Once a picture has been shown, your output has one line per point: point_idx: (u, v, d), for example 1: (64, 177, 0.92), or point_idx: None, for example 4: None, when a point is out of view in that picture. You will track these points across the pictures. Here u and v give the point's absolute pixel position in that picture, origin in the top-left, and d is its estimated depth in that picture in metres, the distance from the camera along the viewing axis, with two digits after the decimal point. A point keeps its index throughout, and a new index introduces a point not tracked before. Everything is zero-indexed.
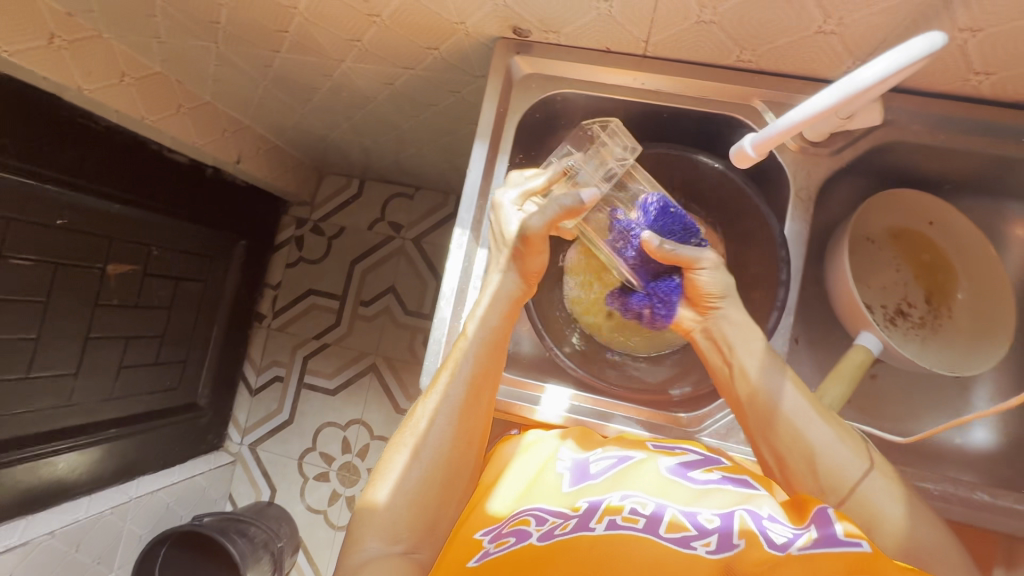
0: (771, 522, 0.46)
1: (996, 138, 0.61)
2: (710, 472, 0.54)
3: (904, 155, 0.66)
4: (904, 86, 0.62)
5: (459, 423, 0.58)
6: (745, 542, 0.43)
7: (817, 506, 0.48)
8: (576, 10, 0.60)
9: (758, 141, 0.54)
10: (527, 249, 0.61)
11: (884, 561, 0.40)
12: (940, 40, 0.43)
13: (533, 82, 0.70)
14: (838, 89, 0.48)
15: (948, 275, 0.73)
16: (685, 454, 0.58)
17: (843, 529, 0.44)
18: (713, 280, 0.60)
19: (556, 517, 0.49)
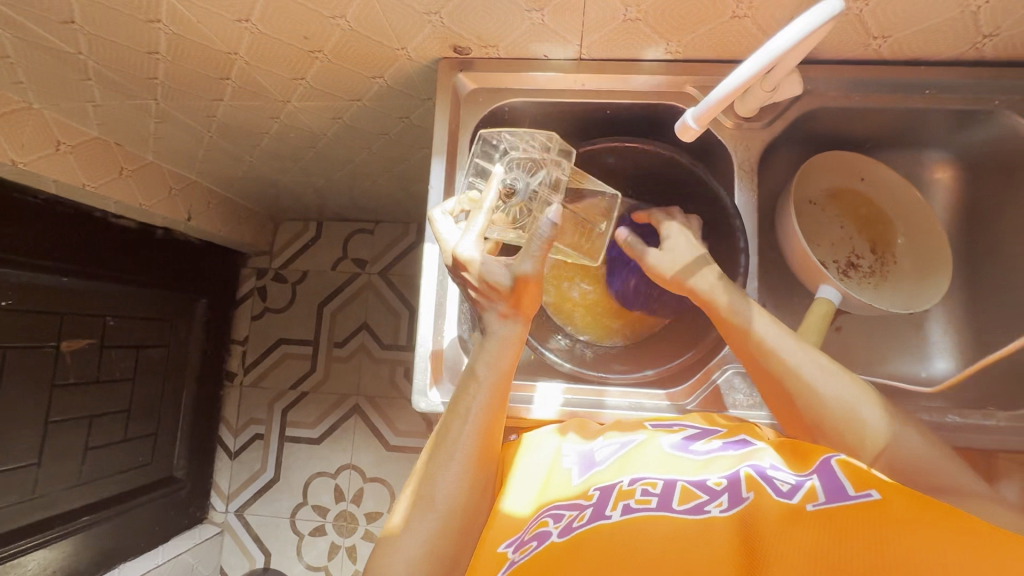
0: (774, 471, 0.49)
1: (903, 94, 0.68)
2: (710, 443, 0.55)
3: (827, 119, 0.72)
4: (817, 57, 0.67)
5: (472, 472, 0.56)
6: (755, 493, 0.45)
7: (822, 456, 0.49)
8: (511, 23, 0.63)
9: (697, 112, 0.57)
10: (524, 296, 0.59)
11: (892, 510, 0.41)
12: (839, 3, 0.48)
13: (480, 95, 0.73)
14: (756, 59, 0.52)
15: (887, 224, 0.79)
16: (684, 430, 0.59)
17: (852, 486, 0.44)
18: (661, 261, 0.64)
19: (572, 510, 0.49)
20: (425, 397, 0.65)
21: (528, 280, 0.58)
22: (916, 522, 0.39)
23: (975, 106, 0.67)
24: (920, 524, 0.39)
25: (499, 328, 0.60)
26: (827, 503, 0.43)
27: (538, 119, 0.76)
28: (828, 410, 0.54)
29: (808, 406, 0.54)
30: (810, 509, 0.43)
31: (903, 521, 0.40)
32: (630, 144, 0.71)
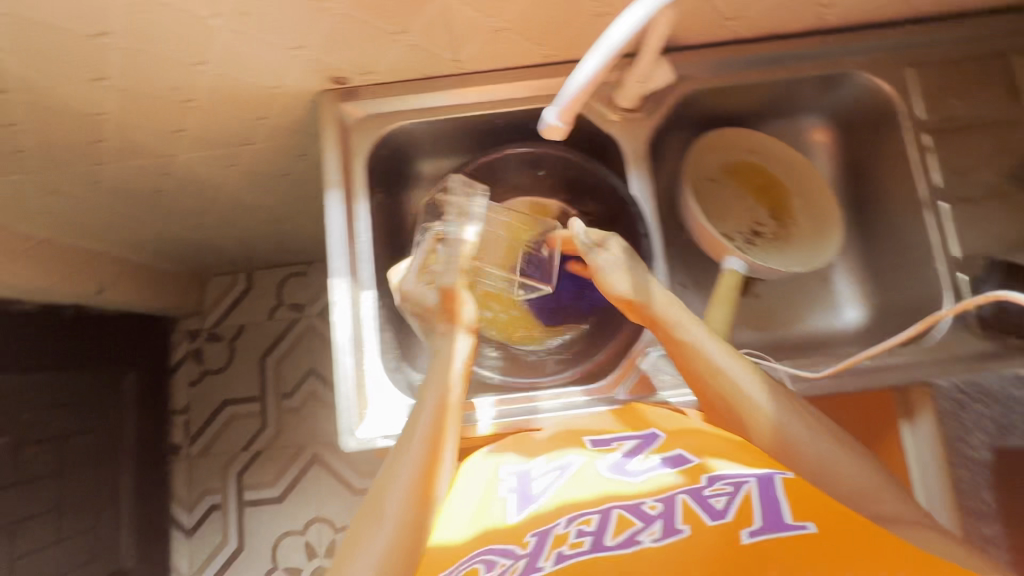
0: (711, 491, 0.49)
1: (768, 67, 0.72)
2: (648, 461, 0.55)
3: (707, 100, 0.75)
4: (685, 43, 0.70)
5: (426, 491, 0.52)
6: (690, 527, 0.46)
7: (765, 476, 0.51)
8: (380, 48, 0.63)
9: (557, 110, 0.52)
10: (450, 305, 0.60)
11: (825, 542, 0.42)
12: None
13: (368, 123, 0.71)
14: (603, 49, 0.47)
15: (781, 189, 0.83)
16: (622, 445, 0.57)
17: (789, 513, 0.46)
18: (607, 257, 0.60)
19: (505, 558, 0.48)
20: (354, 435, 0.62)
21: (450, 291, 0.59)
22: (843, 557, 0.41)
23: (833, 69, 0.72)
24: (847, 554, 0.41)
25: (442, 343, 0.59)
26: (762, 531, 0.45)
27: (432, 138, 0.76)
28: (741, 402, 0.55)
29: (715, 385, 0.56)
30: (744, 540, 0.44)
31: (831, 558, 0.41)
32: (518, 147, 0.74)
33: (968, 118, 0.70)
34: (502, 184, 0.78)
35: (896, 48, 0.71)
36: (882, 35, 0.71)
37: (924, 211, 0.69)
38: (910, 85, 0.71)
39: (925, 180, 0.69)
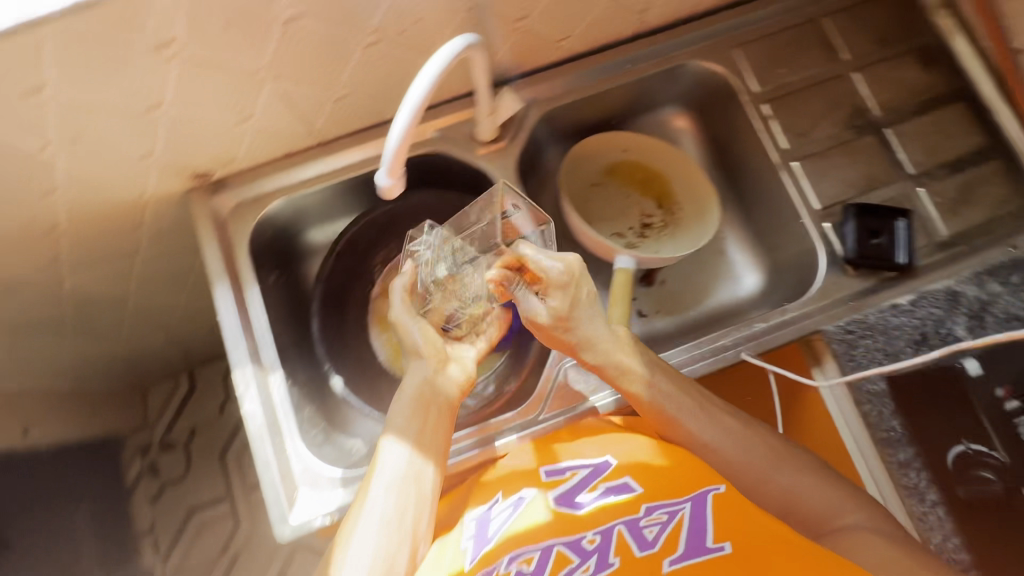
0: (646, 519, 0.52)
1: (610, 74, 0.76)
2: (595, 489, 0.55)
3: (566, 115, 0.79)
4: (528, 69, 0.74)
5: (383, 550, 0.52)
6: (620, 559, 0.49)
7: (700, 491, 0.53)
8: (232, 138, 0.64)
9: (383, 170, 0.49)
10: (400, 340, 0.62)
11: (737, 565, 0.47)
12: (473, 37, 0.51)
13: (242, 209, 0.71)
14: (406, 107, 0.47)
15: (661, 179, 0.87)
16: (576, 474, 0.57)
17: (711, 534, 0.49)
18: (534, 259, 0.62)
19: None
20: (288, 522, 0.61)
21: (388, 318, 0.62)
22: None
23: (668, 64, 0.77)
24: None
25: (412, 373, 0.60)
26: (684, 559, 0.48)
27: (315, 210, 0.76)
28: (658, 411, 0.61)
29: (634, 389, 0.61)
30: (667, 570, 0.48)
31: None
32: (405, 198, 0.77)
33: (798, 82, 0.76)
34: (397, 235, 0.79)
35: (720, 34, 0.77)
36: (703, 26, 0.77)
37: (781, 173, 0.74)
38: (739, 63, 0.77)
39: (774, 145, 0.74)
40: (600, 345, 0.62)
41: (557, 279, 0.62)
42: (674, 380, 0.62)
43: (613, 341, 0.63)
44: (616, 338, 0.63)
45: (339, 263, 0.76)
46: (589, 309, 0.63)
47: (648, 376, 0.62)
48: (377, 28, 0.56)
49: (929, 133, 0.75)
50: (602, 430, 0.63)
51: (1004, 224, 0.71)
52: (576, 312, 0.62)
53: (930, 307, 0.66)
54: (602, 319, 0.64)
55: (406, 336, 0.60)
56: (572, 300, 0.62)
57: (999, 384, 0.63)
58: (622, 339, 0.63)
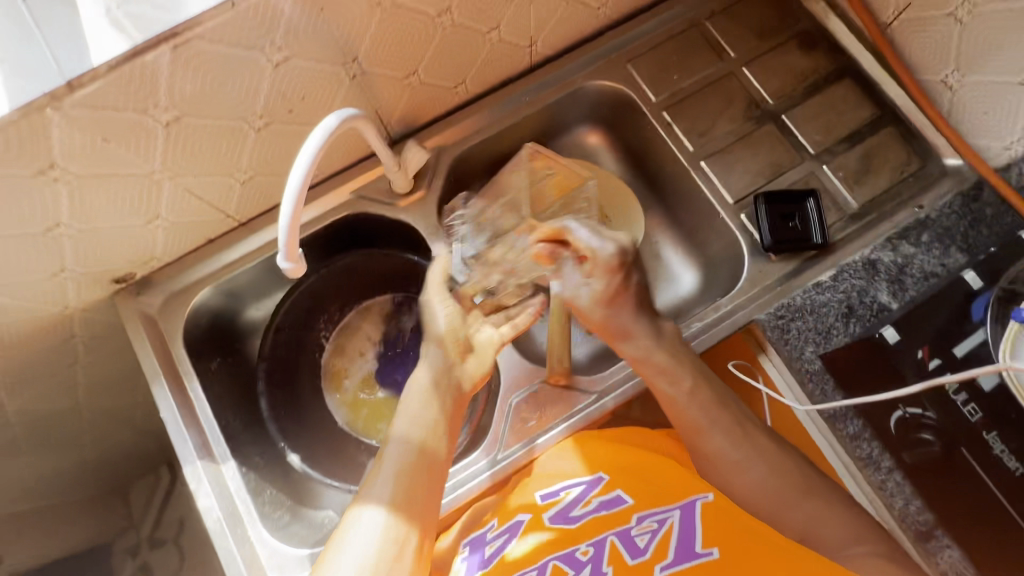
0: (636, 528, 0.52)
1: (514, 108, 0.78)
2: (588, 504, 0.56)
3: (480, 154, 0.81)
4: (433, 119, 0.76)
5: None
6: (613, 568, 0.50)
7: (692, 498, 0.54)
8: (145, 239, 0.64)
9: (283, 251, 0.48)
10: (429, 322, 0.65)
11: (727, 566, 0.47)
12: (356, 113, 0.52)
13: (171, 304, 0.71)
14: (288, 194, 0.46)
15: None
16: (569, 493, 0.58)
17: (701, 538, 0.50)
18: (583, 237, 0.68)
19: None
20: None
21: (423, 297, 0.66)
22: None
23: (567, 89, 0.80)
24: None
25: (431, 353, 0.62)
26: (676, 563, 0.49)
27: (250, 289, 0.76)
28: (688, 416, 0.62)
29: (672, 401, 0.63)
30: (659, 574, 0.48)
31: None
32: (330, 262, 0.77)
33: (692, 85, 0.79)
34: (335, 298, 0.80)
35: (611, 53, 0.80)
36: (594, 48, 0.80)
37: (693, 174, 0.77)
38: (634, 77, 0.79)
39: (681, 149, 0.77)
40: (637, 343, 0.65)
41: (603, 259, 0.66)
42: (713, 395, 0.63)
43: (652, 343, 0.65)
44: (660, 340, 0.65)
45: (279, 336, 0.75)
46: (626, 302, 0.67)
47: (689, 386, 0.62)
48: (264, 112, 0.57)
49: (824, 112, 0.78)
50: (603, 444, 0.62)
51: (907, 186, 0.74)
52: (608, 306, 0.67)
53: (851, 279, 0.68)
54: (642, 319, 0.66)
55: (431, 313, 0.64)
56: (613, 284, 0.66)
57: (919, 345, 0.64)
58: (665, 340, 0.65)
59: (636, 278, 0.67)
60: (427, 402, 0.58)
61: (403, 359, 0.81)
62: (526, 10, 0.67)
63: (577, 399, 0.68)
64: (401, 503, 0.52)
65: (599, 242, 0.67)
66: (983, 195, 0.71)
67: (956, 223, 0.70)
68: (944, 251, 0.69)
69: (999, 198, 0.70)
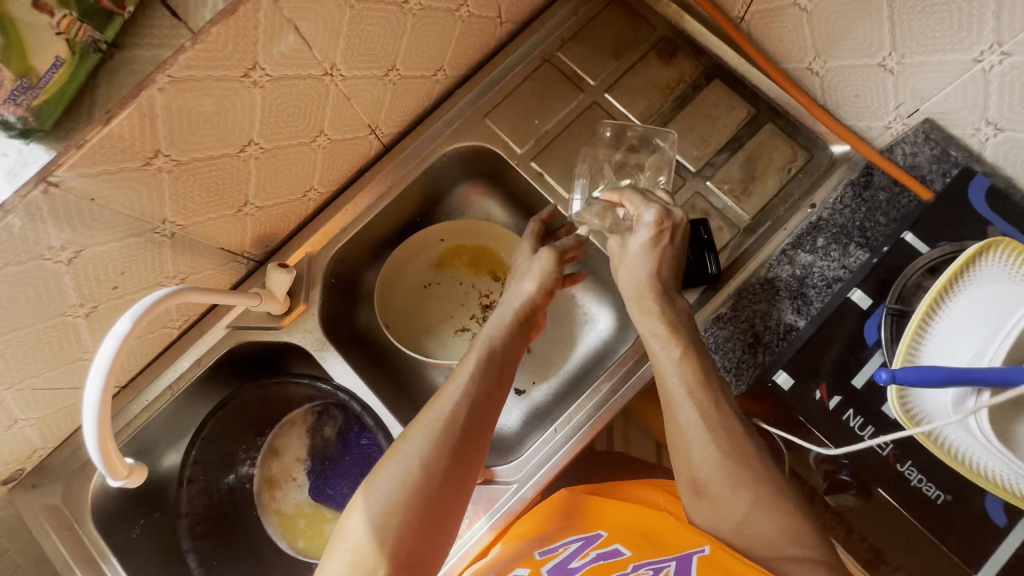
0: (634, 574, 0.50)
1: (378, 193, 0.74)
2: (586, 555, 0.55)
3: (358, 247, 0.77)
4: (295, 228, 0.72)
5: None
6: None
7: (689, 556, 0.50)
8: (16, 440, 0.61)
9: (108, 471, 0.47)
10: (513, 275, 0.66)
11: None
12: (183, 287, 0.53)
13: (72, 485, 0.68)
14: (88, 423, 0.44)
15: (488, 254, 0.84)
16: (567, 547, 0.56)
17: None
18: (633, 201, 0.62)
19: None
20: None
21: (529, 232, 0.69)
22: None
23: (429, 159, 0.75)
24: None
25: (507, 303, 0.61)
26: None
27: (160, 439, 0.73)
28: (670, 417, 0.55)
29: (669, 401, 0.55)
30: None
31: None
32: (228, 401, 0.74)
33: (555, 126, 0.75)
34: (249, 427, 0.78)
35: (466, 110, 0.76)
36: (445, 112, 0.75)
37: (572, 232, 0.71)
38: (495, 131, 0.75)
39: (557, 198, 0.74)
40: (647, 305, 0.59)
41: (639, 223, 0.61)
42: (700, 368, 0.55)
43: (658, 310, 0.59)
44: (668, 310, 0.59)
45: (195, 487, 0.73)
46: (647, 261, 0.61)
47: (681, 352, 0.56)
48: (82, 299, 0.53)
49: (698, 121, 0.73)
50: (609, 502, 0.60)
51: (796, 186, 0.70)
52: (634, 260, 0.61)
53: (752, 305, 0.64)
54: (657, 286, 0.60)
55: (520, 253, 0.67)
56: (644, 242, 0.61)
57: (816, 385, 0.56)
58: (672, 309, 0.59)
59: (670, 244, 0.61)
60: (466, 396, 0.51)
61: (334, 469, 0.78)
62: (348, 106, 0.63)
63: (498, 493, 0.66)
64: (412, 504, 0.46)
65: (639, 206, 0.62)
66: (874, 178, 0.65)
67: (851, 218, 0.65)
68: (843, 250, 0.63)
69: (891, 180, 0.64)
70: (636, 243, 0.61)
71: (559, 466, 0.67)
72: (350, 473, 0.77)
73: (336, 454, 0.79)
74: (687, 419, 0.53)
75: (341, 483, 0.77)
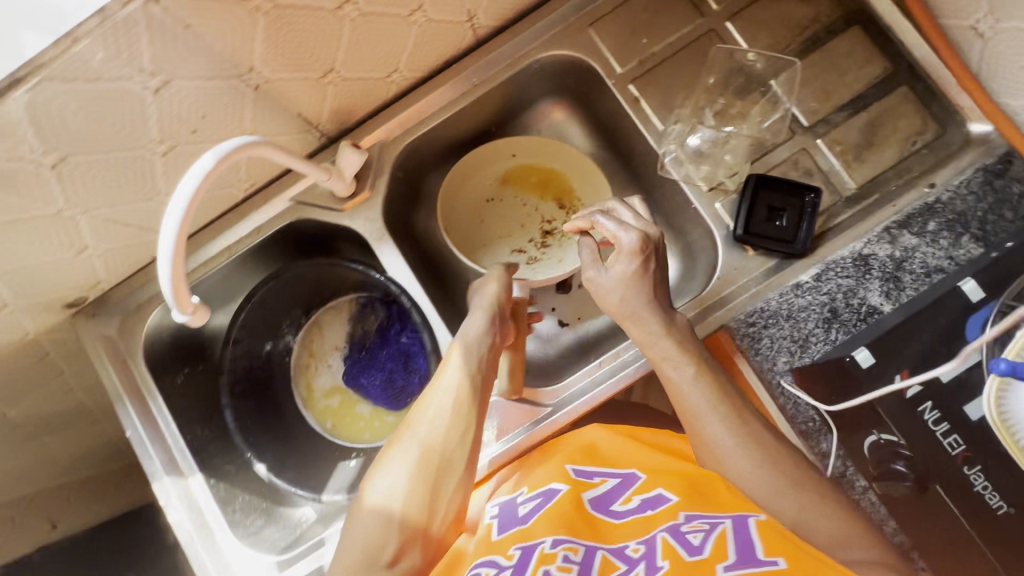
0: (688, 525, 0.46)
1: (462, 90, 0.70)
2: (629, 501, 0.51)
3: (429, 144, 0.74)
4: (371, 111, 0.69)
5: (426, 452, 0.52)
6: (668, 561, 0.42)
7: (743, 520, 0.45)
8: (83, 267, 0.63)
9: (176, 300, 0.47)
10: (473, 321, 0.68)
11: None
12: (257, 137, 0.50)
13: (128, 322, 0.71)
14: (163, 259, 0.44)
15: (557, 178, 0.80)
16: (607, 482, 0.54)
17: (761, 549, 0.42)
18: (604, 221, 0.61)
19: (490, 567, 0.45)
20: None
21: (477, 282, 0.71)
22: None
23: (520, 64, 0.70)
24: None
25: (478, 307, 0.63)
26: (736, 565, 0.41)
27: (212, 298, 0.75)
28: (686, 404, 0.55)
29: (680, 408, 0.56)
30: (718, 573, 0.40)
31: None
32: (279, 273, 0.74)
33: (664, 49, 0.68)
34: (294, 303, 0.79)
35: (571, 16, 0.69)
36: (547, 13, 0.69)
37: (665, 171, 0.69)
38: (598, 44, 0.69)
39: (649, 129, 0.68)
40: (647, 327, 0.58)
41: (623, 244, 0.59)
42: (717, 386, 0.55)
43: (662, 331, 0.57)
44: (672, 330, 0.57)
45: (239, 348, 0.74)
46: (641, 287, 0.59)
47: (694, 372, 0.55)
48: (163, 136, 0.53)
49: (825, 70, 0.65)
50: (642, 442, 0.60)
51: (917, 161, 0.63)
52: (623, 291, 0.59)
53: (837, 278, 0.60)
54: (656, 308, 0.58)
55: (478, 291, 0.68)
56: (629, 271, 0.59)
57: (897, 368, 0.54)
58: (677, 330, 0.58)
59: (658, 266, 0.60)
60: (451, 400, 0.55)
61: (372, 358, 0.80)
62: None
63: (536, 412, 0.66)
64: (405, 520, 0.49)
65: (621, 228, 0.60)
66: (1011, 168, 0.60)
67: (973, 207, 0.59)
68: (953, 241, 0.59)
69: None
70: (621, 266, 0.59)
71: (598, 400, 0.65)
72: (386, 363, 0.79)
73: (374, 346, 0.80)
74: (715, 433, 0.53)
75: (375, 373, 0.79)
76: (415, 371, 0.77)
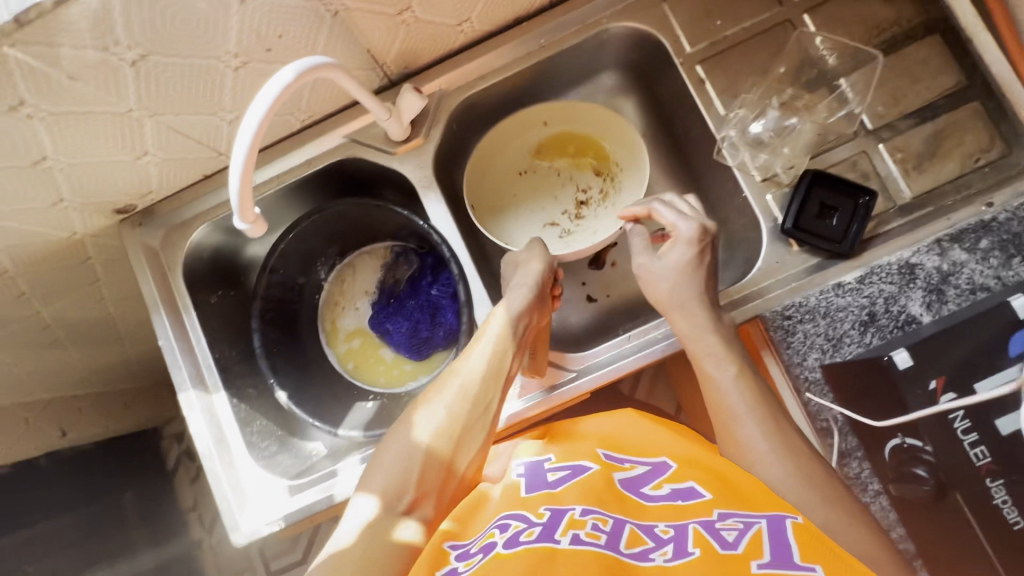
0: (722, 521, 0.41)
1: (527, 49, 0.70)
2: (660, 487, 0.48)
3: (486, 101, 0.74)
4: (435, 59, 0.69)
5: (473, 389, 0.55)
6: (699, 548, 0.39)
7: (780, 522, 0.41)
8: (138, 173, 0.64)
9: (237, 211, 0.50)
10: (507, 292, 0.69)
11: None
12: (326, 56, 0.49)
13: (172, 236, 0.72)
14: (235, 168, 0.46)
15: (593, 145, 0.79)
16: (637, 467, 0.51)
17: (797, 552, 0.37)
18: (664, 210, 0.63)
19: (521, 521, 0.44)
20: (240, 531, 0.65)
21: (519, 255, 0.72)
22: None
23: (589, 31, 0.70)
24: None
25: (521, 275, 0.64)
26: (771, 563, 0.36)
27: None
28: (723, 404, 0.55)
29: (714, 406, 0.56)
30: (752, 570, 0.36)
31: None
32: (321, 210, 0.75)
33: (736, 34, 0.67)
34: (327, 241, 0.80)
35: None
36: None
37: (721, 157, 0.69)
38: (670, 21, 0.68)
39: (710, 112, 0.68)
40: (694, 318, 0.58)
41: (682, 233, 0.61)
42: (759, 390, 0.55)
43: (710, 326, 0.58)
44: (719, 327, 0.58)
45: (274, 276, 0.75)
46: (694, 278, 0.60)
47: (735, 371, 0.56)
48: (238, 49, 0.53)
49: (897, 74, 0.65)
50: (667, 426, 0.58)
51: (977, 178, 0.62)
52: (676, 278, 0.60)
53: (881, 283, 0.60)
54: (705, 302, 0.59)
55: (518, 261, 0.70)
56: (685, 260, 0.60)
57: (934, 374, 0.52)
58: (723, 327, 0.58)
59: (712, 259, 0.61)
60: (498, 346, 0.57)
61: (397, 304, 0.80)
62: None
63: (561, 377, 0.66)
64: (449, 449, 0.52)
65: (681, 218, 0.61)
66: None
67: None
68: (1003, 261, 0.58)
69: None
70: (678, 256, 0.60)
71: (622, 371, 0.66)
72: (410, 311, 0.79)
73: (401, 292, 0.80)
74: (747, 436, 0.52)
75: (399, 321, 0.79)
76: (440, 324, 0.77)
